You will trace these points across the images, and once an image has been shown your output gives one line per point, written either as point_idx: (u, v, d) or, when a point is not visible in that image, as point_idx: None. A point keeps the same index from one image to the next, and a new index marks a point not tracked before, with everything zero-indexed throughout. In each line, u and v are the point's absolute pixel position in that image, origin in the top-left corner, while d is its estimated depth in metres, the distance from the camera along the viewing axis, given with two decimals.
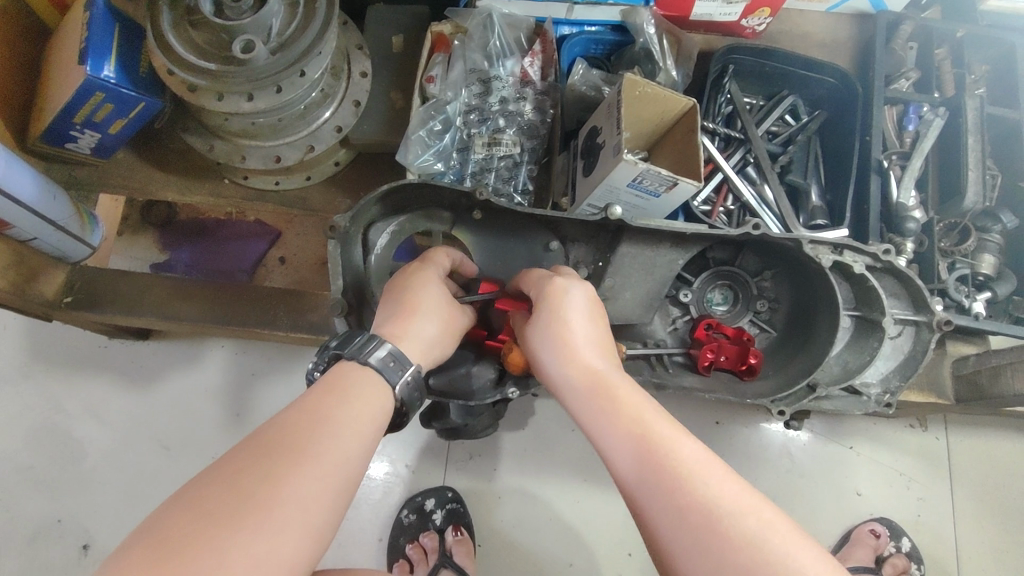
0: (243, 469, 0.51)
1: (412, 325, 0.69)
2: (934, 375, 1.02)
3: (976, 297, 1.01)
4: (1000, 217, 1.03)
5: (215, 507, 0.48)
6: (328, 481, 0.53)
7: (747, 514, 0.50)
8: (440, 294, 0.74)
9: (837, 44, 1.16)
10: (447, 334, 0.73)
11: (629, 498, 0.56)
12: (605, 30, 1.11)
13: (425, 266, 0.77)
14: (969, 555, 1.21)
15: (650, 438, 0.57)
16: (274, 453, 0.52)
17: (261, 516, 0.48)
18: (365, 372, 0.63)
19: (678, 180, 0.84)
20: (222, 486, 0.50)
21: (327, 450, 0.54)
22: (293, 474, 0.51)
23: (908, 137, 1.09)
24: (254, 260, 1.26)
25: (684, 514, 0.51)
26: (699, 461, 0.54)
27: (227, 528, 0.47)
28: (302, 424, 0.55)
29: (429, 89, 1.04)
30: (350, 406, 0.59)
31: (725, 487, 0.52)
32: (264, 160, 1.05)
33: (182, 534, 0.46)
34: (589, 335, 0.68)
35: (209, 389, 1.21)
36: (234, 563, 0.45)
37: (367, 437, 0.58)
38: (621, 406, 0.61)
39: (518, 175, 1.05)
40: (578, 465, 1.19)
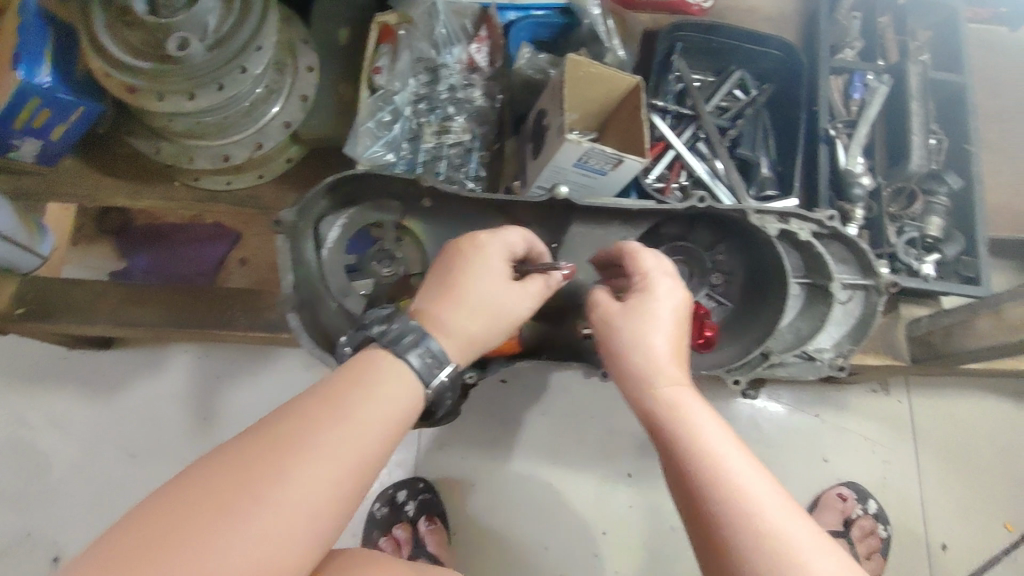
0: (253, 451, 0.54)
1: (452, 325, 0.68)
2: (890, 338, 1.04)
3: (926, 259, 1.02)
4: (945, 178, 1.05)
5: (213, 492, 0.51)
6: (331, 483, 0.55)
7: (811, 555, 0.54)
8: (498, 293, 0.71)
9: (782, 18, 1.19)
10: (495, 330, 0.72)
11: (694, 524, 0.60)
12: (553, 13, 1.09)
13: (491, 248, 0.72)
14: (935, 513, 1.24)
15: (729, 478, 0.59)
16: (280, 447, 0.54)
17: (255, 510, 0.51)
18: (394, 365, 0.64)
19: (623, 156, 0.85)
20: (226, 470, 0.52)
21: (335, 451, 0.56)
22: (294, 471, 0.54)
23: (854, 105, 1.10)
24: (215, 264, 1.26)
25: (764, 559, 0.54)
26: (770, 502, 0.57)
27: (224, 508, 0.50)
28: (318, 414, 0.57)
29: (376, 80, 1.01)
30: (369, 405, 0.60)
31: (800, 533, 0.56)
32: (213, 159, 1.04)
33: (184, 506, 0.50)
34: (669, 355, 0.70)
35: (175, 393, 1.20)
36: (222, 544, 0.49)
37: (381, 440, 0.60)
38: (694, 423, 0.64)
39: (470, 163, 1.04)
40: (549, 449, 1.21)
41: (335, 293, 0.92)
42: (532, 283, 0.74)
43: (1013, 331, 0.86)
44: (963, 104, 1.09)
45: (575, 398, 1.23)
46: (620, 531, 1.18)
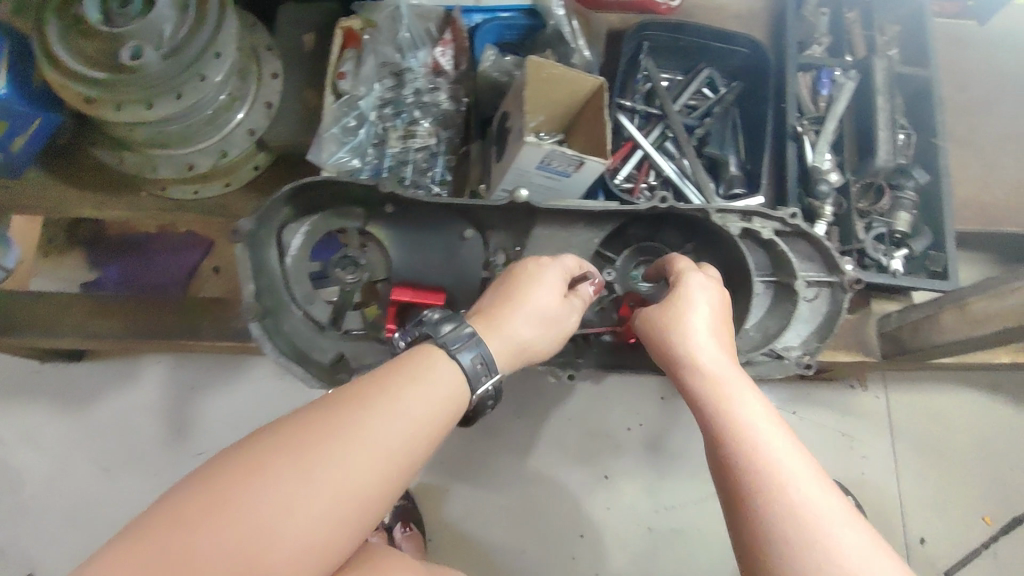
0: (308, 423, 0.58)
1: (507, 328, 0.73)
2: (861, 334, 1.04)
3: (894, 254, 1.02)
4: (912, 172, 1.04)
5: (268, 461, 0.56)
6: (376, 465, 0.58)
7: (831, 524, 0.57)
8: (550, 303, 0.76)
9: (751, 15, 1.19)
10: (540, 340, 0.76)
11: (724, 488, 0.63)
12: (519, 15, 1.09)
13: (551, 267, 0.79)
14: (914, 508, 1.24)
15: (758, 447, 0.62)
16: (331, 425, 0.58)
17: (304, 481, 0.55)
18: (448, 362, 0.67)
19: (584, 158, 0.84)
20: (282, 441, 0.57)
21: (381, 436, 0.59)
22: (341, 450, 0.57)
23: (822, 102, 1.10)
24: (187, 273, 1.24)
25: (782, 521, 0.57)
26: (799, 474, 0.60)
27: (272, 471, 0.55)
28: (368, 395, 0.61)
29: (340, 85, 1.01)
30: (414, 392, 0.63)
31: (822, 501, 0.58)
32: (176, 168, 1.02)
33: (239, 465, 0.55)
34: (711, 338, 0.73)
35: (149, 405, 1.19)
36: (267, 503, 0.54)
37: (426, 429, 0.62)
38: (733, 396, 0.67)
39: (436, 167, 1.04)
40: (525, 452, 1.22)
41: (300, 301, 0.92)
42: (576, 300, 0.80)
43: (977, 325, 0.87)
44: (930, 98, 1.09)
45: (551, 399, 1.24)
46: (596, 529, 1.20)
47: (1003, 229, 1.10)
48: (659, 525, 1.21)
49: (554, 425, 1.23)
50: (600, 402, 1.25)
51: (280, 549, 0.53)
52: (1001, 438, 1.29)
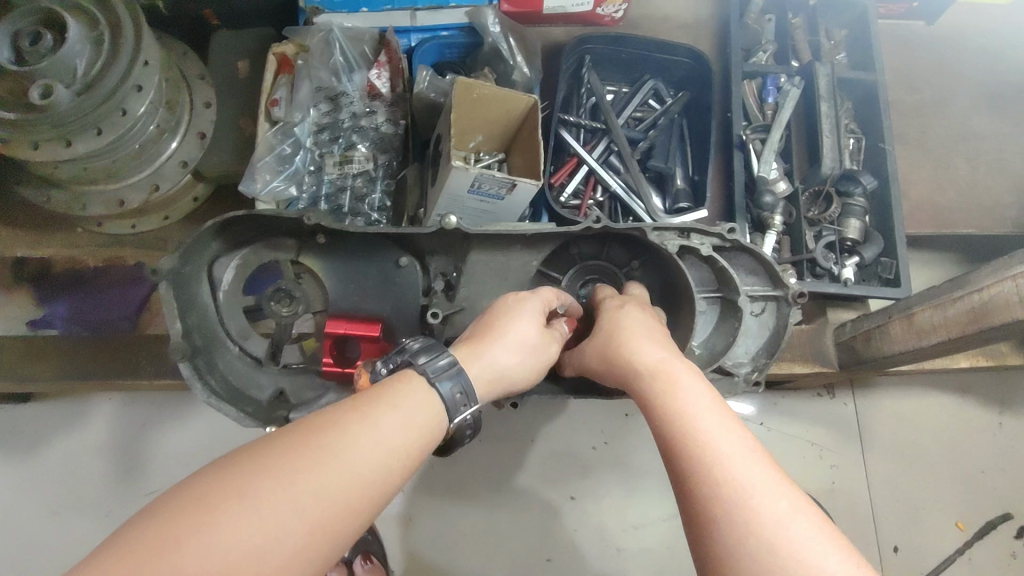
0: (279, 451, 0.49)
1: (485, 354, 0.66)
2: (818, 344, 1.02)
3: (845, 262, 1.00)
4: (860, 179, 1.02)
5: (226, 492, 0.46)
6: (351, 494, 0.50)
7: (768, 502, 0.53)
8: (531, 331, 0.70)
9: (696, 23, 1.18)
10: (522, 369, 0.69)
11: (671, 480, 0.59)
12: (458, 33, 1.08)
13: (533, 296, 0.74)
14: (888, 518, 1.21)
15: (695, 431, 0.58)
16: (300, 449, 0.50)
17: (271, 512, 0.46)
18: (426, 392, 0.60)
19: (515, 180, 0.83)
20: (244, 470, 0.47)
21: (357, 461, 0.51)
22: (314, 476, 0.48)
23: (768, 109, 1.08)
24: (140, 304, 1.06)
25: (717, 503, 0.54)
26: (734, 452, 0.56)
27: (240, 501, 0.45)
28: (345, 417, 0.53)
29: (274, 112, 0.98)
30: (395, 417, 0.56)
31: (758, 478, 0.54)
32: (108, 204, 1.00)
33: (198, 497, 0.45)
34: (649, 337, 0.70)
35: (97, 445, 1.15)
36: (234, 540, 0.44)
37: (405, 454, 0.54)
38: (672, 383, 0.64)
39: (374, 192, 1.03)
40: (486, 476, 1.19)
41: (235, 337, 0.89)
42: (556, 332, 0.75)
43: (923, 334, 0.83)
44: (876, 102, 1.08)
45: (512, 421, 1.21)
46: (563, 553, 1.16)
47: (957, 230, 1.08)
48: (627, 546, 1.18)
49: (516, 447, 1.20)
50: (563, 422, 1.22)
51: None
52: (973, 442, 1.27)
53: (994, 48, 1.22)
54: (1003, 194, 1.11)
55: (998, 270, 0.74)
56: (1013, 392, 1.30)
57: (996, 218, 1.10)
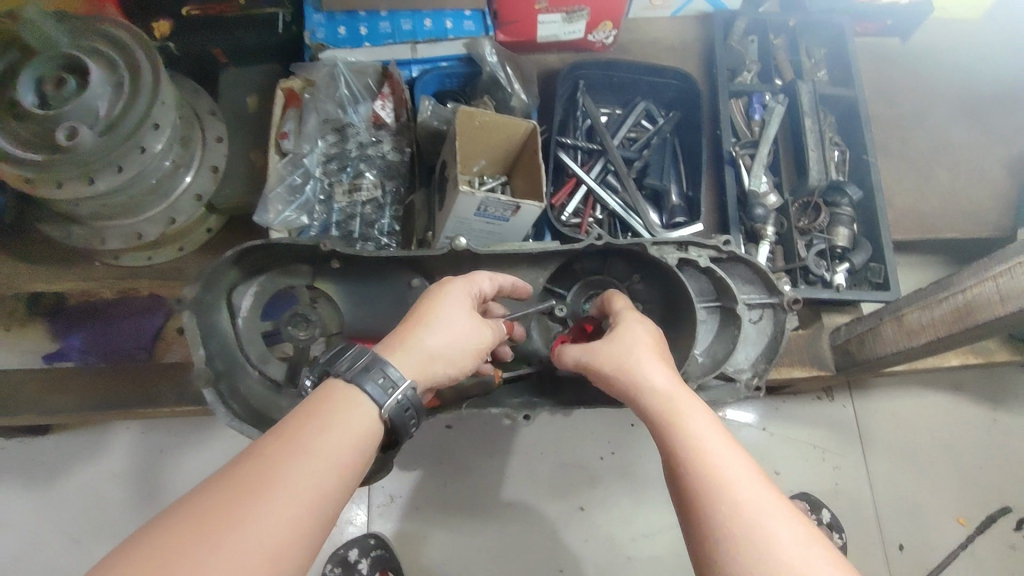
0: (215, 489, 0.51)
1: (413, 339, 0.68)
2: (815, 348, 1.05)
3: (837, 269, 1.05)
4: (846, 190, 1.07)
5: (176, 542, 0.48)
6: (302, 515, 0.52)
7: (776, 526, 0.56)
8: (459, 315, 0.72)
9: (685, 46, 1.24)
10: (459, 352, 0.71)
11: (679, 504, 0.61)
12: (456, 64, 1.13)
13: (459, 280, 0.75)
14: (889, 516, 1.24)
15: (702, 466, 0.60)
16: (240, 486, 0.51)
17: (216, 551, 0.48)
18: (351, 392, 0.62)
19: (519, 203, 0.87)
20: (189, 519, 0.49)
21: (299, 483, 0.53)
22: (258, 509, 0.50)
23: (756, 126, 1.15)
24: (153, 336, 1.13)
25: (728, 524, 0.56)
26: (742, 477, 0.59)
27: (188, 544, 0.47)
28: (278, 446, 0.55)
29: (284, 144, 1.03)
30: (331, 435, 0.58)
31: (766, 502, 0.57)
32: (125, 238, 1.03)
33: (148, 549, 0.47)
34: (654, 359, 0.73)
35: (115, 473, 1.17)
36: None
37: (347, 460, 0.57)
38: (680, 409, 0.66)
39: (383, 218, 1.06)
40: (498, 489, 1.21)
41: (255, 362, 0.92)
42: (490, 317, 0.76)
43: (913, 336, 0.87)
44: (857, 116, 1.14)
45: (521, 435, 1.24)
46: (577, 563, 1.19)
47: (940, 235, 1.14)
48: (638, 554, 1.20)
49: (526, 460, 1.23)
50: (570, 434, 1.25)
51: None
52: (970, 439, 1.30)
53: (967, 61, 1.28)
54: (983, 199, 1.16)
55: (978, 271, 0.78)
56: (1004, 389, 1.34)
57: (977, 222, 1.15)
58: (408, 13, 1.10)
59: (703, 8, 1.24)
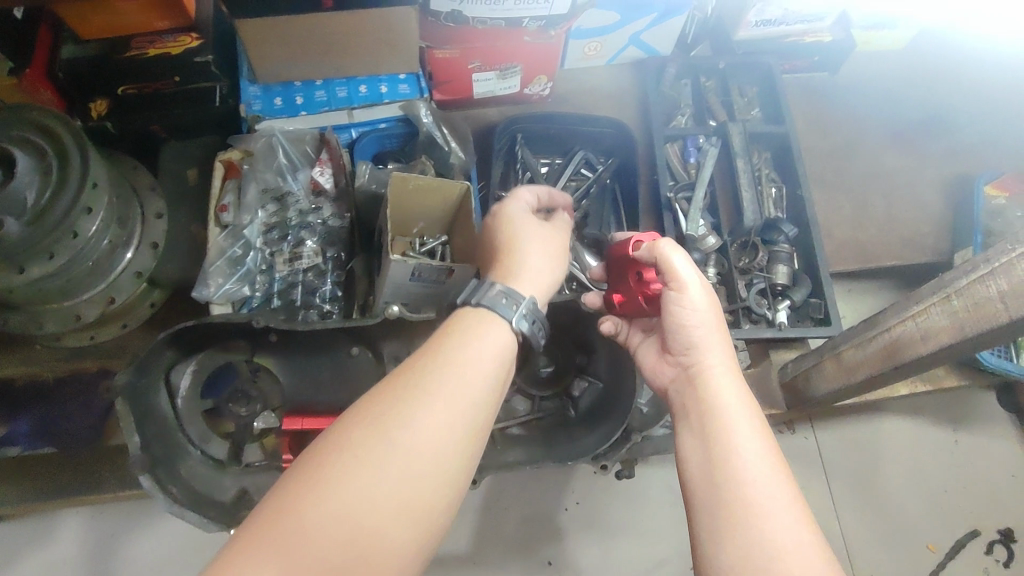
0: (383, 392, 0.59)
1: (515, 266, 0.73)
2: (765, 387, 1.06)
3: (779, 307, 1.06)
4: (781, 228, 1.11)
5: (349, 442, 0.55)
6: (456, 416, 0.58)
7: (790, 552, 0.57)
8: (537, 233, 0.77)
9: (622, 92, 1.28)
10: (555, 258, 0.77)
11: (694, 499, 0.65)
12: (394, 125, 1.14)
13: (511, 203, 0.80)
14: (859, 547, 1.23)
15: (731, 472, 0.62)
16: (400, 391, 0.58)
17: (388, 441, 0.55)
18: (478, 313, 0.68)
19: (451, 266, 0.88)
20: (360, 425, 0.56)
21: (449, 388, 0.59)
22: (418, 408, 0.57)
23: (692, 168, 1.17)
24: (103, 412, 1.08)
25: (743, 534, 0.59)
26: (769, 497, 0.60)
27: (366, 435, 0.55)
28: (430, 358, 0.62)
29: (223, 218, 1.02)
30: (469, 350, 0.63)
31: (787, 524, 0.59)
32: (64, 320, 1.01)
33: (336, 437, 0.56)
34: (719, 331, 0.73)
35: (67, 561, 1.13)
36: (368, 466, 0.53)
37: (488, 387, 0.62)
38: (721, 407, 0.68)
39: (325, 284, 1.07)
40: (463, 547, 1.18)
41: (196, 441, 0.90)
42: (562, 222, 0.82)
43: (850, 372, 0.88)
44: (790, 152, 1.17)
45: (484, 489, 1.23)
46: None
47: (880, 264, 1.16)
48: None
49: (490, 515, 1.21)
50: (534, 485, 1.23)
51: (394, 509, 0.53)
52: (934, 461, 1.31)
53: (895, 91, 1.32)
54: (919, 225, 1.19)
55: (898, 310, 0.78)
56: (965, 410, 1.34)
57: (916, 248, 1.17)
58: (342, 80, 1.11)
59: (637, 55, 1.27)
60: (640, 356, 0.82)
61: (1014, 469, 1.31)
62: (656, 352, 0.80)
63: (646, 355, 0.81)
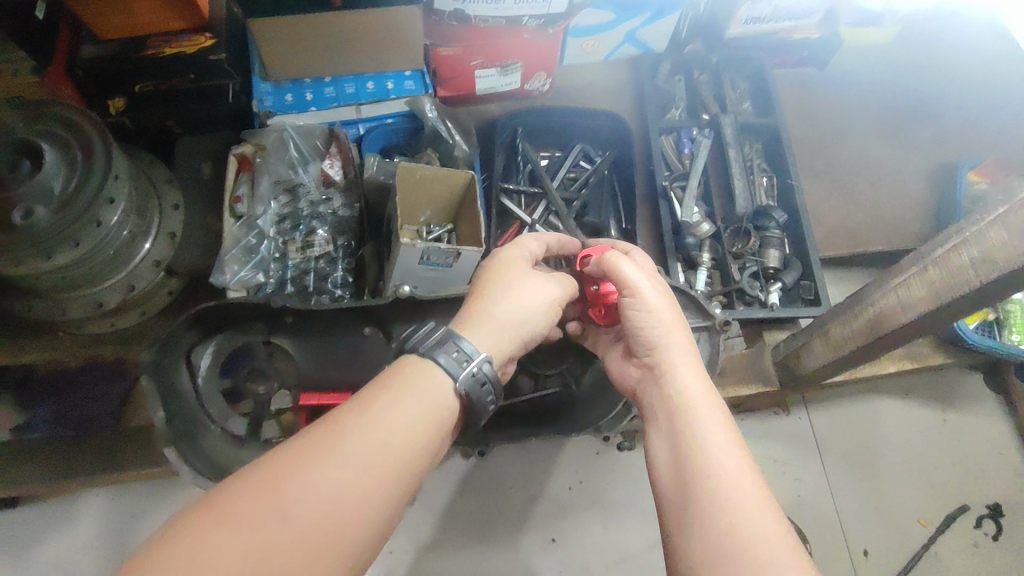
0: (289, 447, 0.54)
1: (481, 319, 0.71)
2: (758, 365, 1.10)
3: (771, 288, 1.11)
4: (772, 215, 1.15)
5: (236, 503, 0.49)
6: (363, 483, 0.53)
7: (768, 533, 0.60)
8: (517, 285, 0.76)
9: (617, 89, 1.33)
10: (524, 317, 0.74)
11: (670, 502, 0.66)
12: (400, 120, 1.19)
13: (510, 250, 0.81)
14: (852, 523, 1.27)
15: (705, 467, 0.65)
16: (303, 448, 0.54)
17: (277, 506, 0.50)
18: (426, 364, 0.64)
19: (459, 250, 0.93)
20: (253, 483, 0.51)
21: (362, 449, 0.55)
22: (320, 469, 0.52)
23: (686, 159, 1.22)
24: (121, 399, 1.12)
25: (721, 524, 0.61)
26: (741, 487, 0.63)
27: (254, 497, 0.50)
28: (349, 412, 0.57)
29: (238, 208, 1.07)
30: (396, 407, 0.59)
31: (759, 510, 0.61)
32: (86, 306, 1.06)
33: (221, 496, 0.50)
34: (683, 340, 0.77)
35: (86, 541, 1.17)
36: (247, 532, 0.48)
37: (408, 450, 0.57)
38: (690, 407, 0.71)
39: (336, 271, 1.10)
40: (470, 527, 1.22)
41: (216, 419, 0.94)
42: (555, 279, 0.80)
43: (838, 348, 0.92)
44: (780, 142, 1.22)
45: (490, 471, 1.26)
46: None
47: (868, 248, 1.20)
48: None
49: (496, 495, 1.25)
50: (537, 466, 1.27)
51: None
52: (924, 440, 1.35)
53: (881, 84, 1.38)
54: (904, 212, 1.24)
55: (881, 285, 0.83)
56: (952, 391, 1.39)
57: (902, 233, 1.22)
58: (351, 77, 1.16)
59: (632, 52, 1.32)
60: (609, 361, 0.87)
61: (1002, 448, 1.35)
62: (619, 355, 0.86)
63: (614, 353, 0.87)
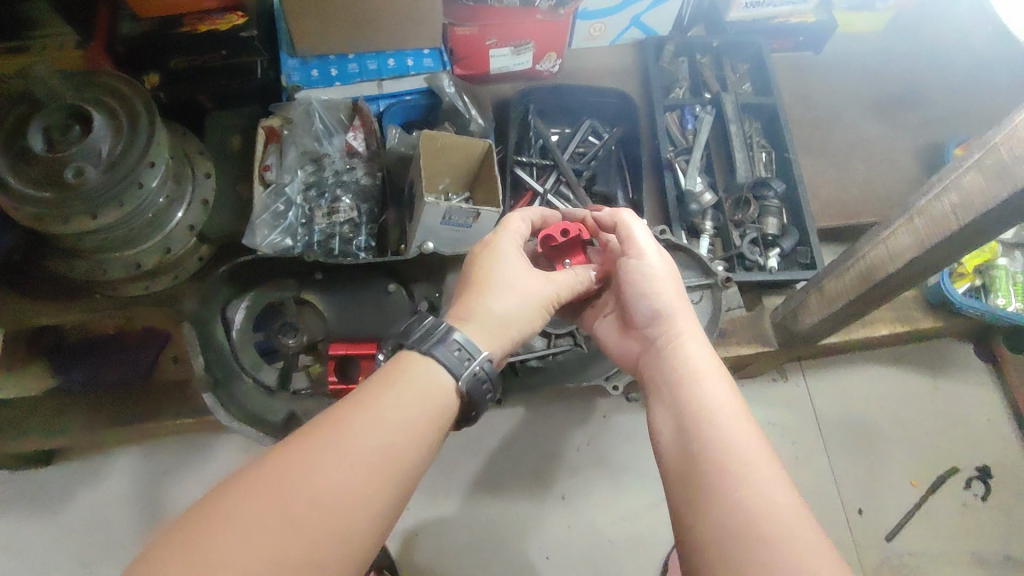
0: (295, 442, 0.57)
1: (482, 312, 0.76)
2: (758, 326, 1.17)
3: (769, 254, 1.18)
4: (771, 184, 1.23)
5: (245, 494, 0.53)
6: (365, 476, 0.57)
7: (769, 492, 0.61)
8: (515, 276, 0.80)
9: (624, 70, 1.40)
10: (526, 313, 0.79)
11: (677, 470, 0.68)
12: (418, 97, 1.25)
13: (507, 239, 0.85)
14: (846, 483, 1.34)
15: (709, 431, 0.67)
16: (309, 443, 0.57)
17: (286, 497, 0.53)
18: (427, 361, 0.68)
19: (479, 210, 0.99)
20: (262, 475, 0.54)
21: (364, 443, 0.58)
22: (325, 463, 0.56)
23: (689, 134, 1.29)
24: (150, 363, 1.18)
25: (723, 483, 0.63)
26: (743, 451, 0.65)
27: (263, 490, 0.53)
28: (353, 408, 0.61)
29: (266, 176, 1.13)
30: (397, 402, 0.62)
31: (760, 472, 0.63)
32: (124, 269, 1.12)
33: (232, 487, 0.54)
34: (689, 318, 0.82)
35: (120, 494, 1.23)
36: (257, 522, 0.51)
37: (408, 443, 0.61)
38: (694, 377, 0.74)
39: (360, 235, 1.18)
40: (484, 483, 1.28)
41: (249, 370, 1.01)
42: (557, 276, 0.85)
43: (833, 302, 0.98)
44: (778, 120, 1.28)
45: (502, 432, 1.33)
46: (562, 550, 1.25)
47: (862, 219, 1.27)
48: (619, 535, 1.27)
49: (508, 454, 1.31)
50: (547, 428, 1.34)
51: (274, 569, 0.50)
52: (917, 407, 1.41)
53: (874, 67, 1.45)
54: (896, 187, 1.31)
55: (872, 238, 0.89)
56: (943, 360, 1.46)
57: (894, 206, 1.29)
58: (373, 55, 1.22)
59: (638, 36, 1.39)
60: (605, 337, 0.92)
61: (991, 414, 1.42)
62: (616, 330, 0.91)
63: (608, 330, 0.93)
